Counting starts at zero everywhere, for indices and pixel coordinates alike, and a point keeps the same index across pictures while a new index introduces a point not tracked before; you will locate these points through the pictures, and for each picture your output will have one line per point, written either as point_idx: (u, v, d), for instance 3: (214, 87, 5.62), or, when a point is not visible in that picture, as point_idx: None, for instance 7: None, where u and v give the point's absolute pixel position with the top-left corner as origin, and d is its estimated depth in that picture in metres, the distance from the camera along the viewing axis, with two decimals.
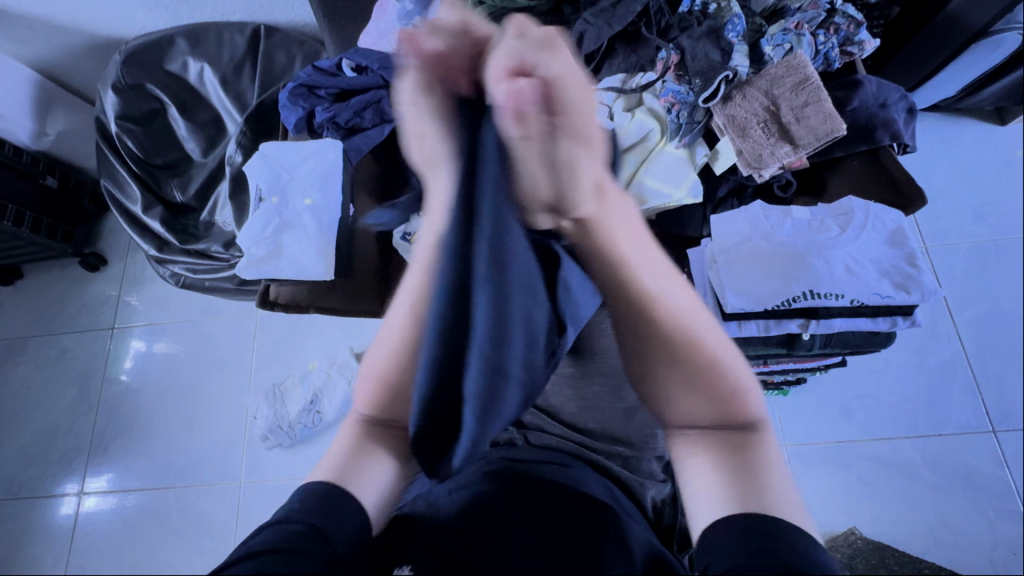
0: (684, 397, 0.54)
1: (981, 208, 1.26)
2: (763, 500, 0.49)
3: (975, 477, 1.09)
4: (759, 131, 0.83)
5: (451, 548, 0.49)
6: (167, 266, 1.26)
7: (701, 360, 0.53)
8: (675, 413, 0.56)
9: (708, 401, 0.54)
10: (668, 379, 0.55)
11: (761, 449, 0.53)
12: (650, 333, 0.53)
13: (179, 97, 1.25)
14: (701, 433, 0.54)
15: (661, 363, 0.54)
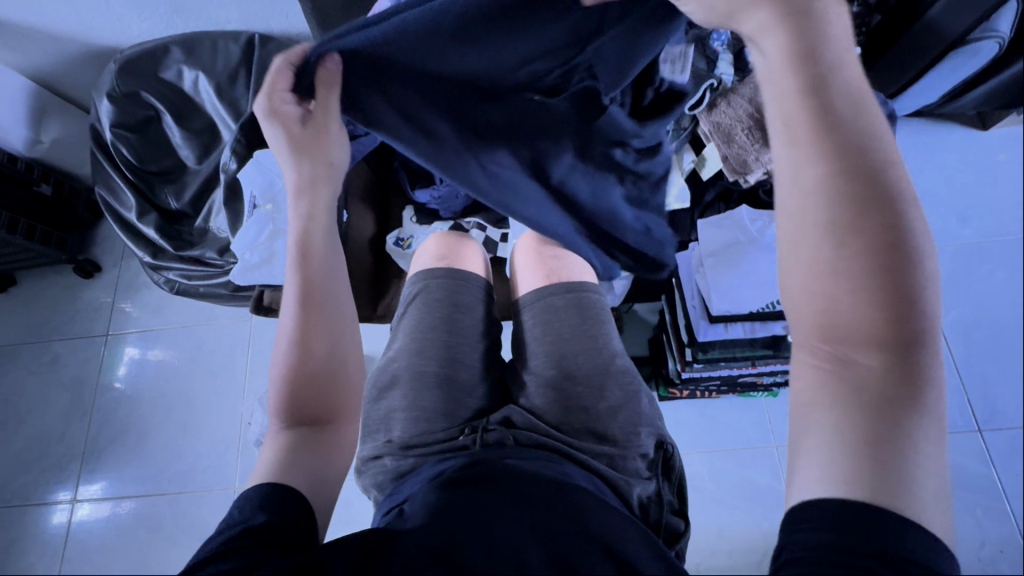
0: (828, 265, 0.38)
1: (964, 211, 1.29)
2: (897, 453, 0.34)
3: (963, 476, 1.11)
4: (744, 137, 0.84)
5: (437, 532, 0.50)
6: (161, 272, 1.26)
7: (878, 230, 0.37)
8: (806, 290, 0.39)
9: (858, 290, 0.37)
10: (813, 240, 0.39)
11: (904, 416, 0.35)
12: (817, 164, 0.39)
13: (174, 105, 1.26)
14: (836, 348, 0.38)
15: (794, 212, 0.40)
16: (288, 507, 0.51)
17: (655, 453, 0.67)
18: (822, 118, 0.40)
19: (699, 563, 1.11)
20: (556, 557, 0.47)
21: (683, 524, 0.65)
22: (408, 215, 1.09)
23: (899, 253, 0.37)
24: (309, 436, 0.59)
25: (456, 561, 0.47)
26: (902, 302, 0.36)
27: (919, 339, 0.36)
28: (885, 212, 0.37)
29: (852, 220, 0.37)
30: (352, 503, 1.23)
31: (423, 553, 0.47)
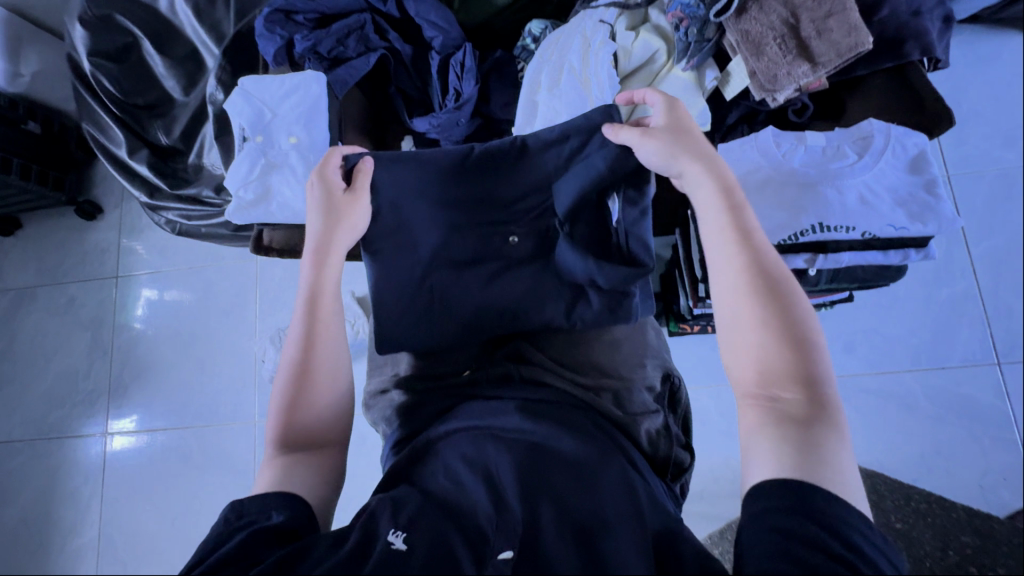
0: (752, 322, 0.52)
1: (1012, 131, 1.18)
2: (815, 460, 0.45)
3: (974, 408, 1.10)
4: (776, 49, 0.74)
5: (449, 488, 0.53)
6: (160, 213, 1.25)
7: (770, 291, 0.53)
8: (737, 341, 0.53)
9: (770, 324, 0.51)
10: (745, 306, 0.53)
11: (813, 419, 0.47)
12: (729, 264, 0.55)
13: (152, 29, 1.17)
14: (771, 385, 0.50)
15: (726, 280, 0.55)
16: (302, 524, 0.51)
17: (662, 386, 0.69)
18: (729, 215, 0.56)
19: (703, 489, 1.14)
20: (569, 520, 0.49)
21: (688, 458, 0.66)
22: (407, 146, 1.04)
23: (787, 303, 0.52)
24: (306, 455, 0.57)
25: (466, 524, 0.49)
26: (799, 340, 0.51)
27: (819, 379, 0.49)
28: (773, 275, 0.53)
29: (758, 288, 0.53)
30: (366, 437, 1.27)
31: (433, 512, 0.50)
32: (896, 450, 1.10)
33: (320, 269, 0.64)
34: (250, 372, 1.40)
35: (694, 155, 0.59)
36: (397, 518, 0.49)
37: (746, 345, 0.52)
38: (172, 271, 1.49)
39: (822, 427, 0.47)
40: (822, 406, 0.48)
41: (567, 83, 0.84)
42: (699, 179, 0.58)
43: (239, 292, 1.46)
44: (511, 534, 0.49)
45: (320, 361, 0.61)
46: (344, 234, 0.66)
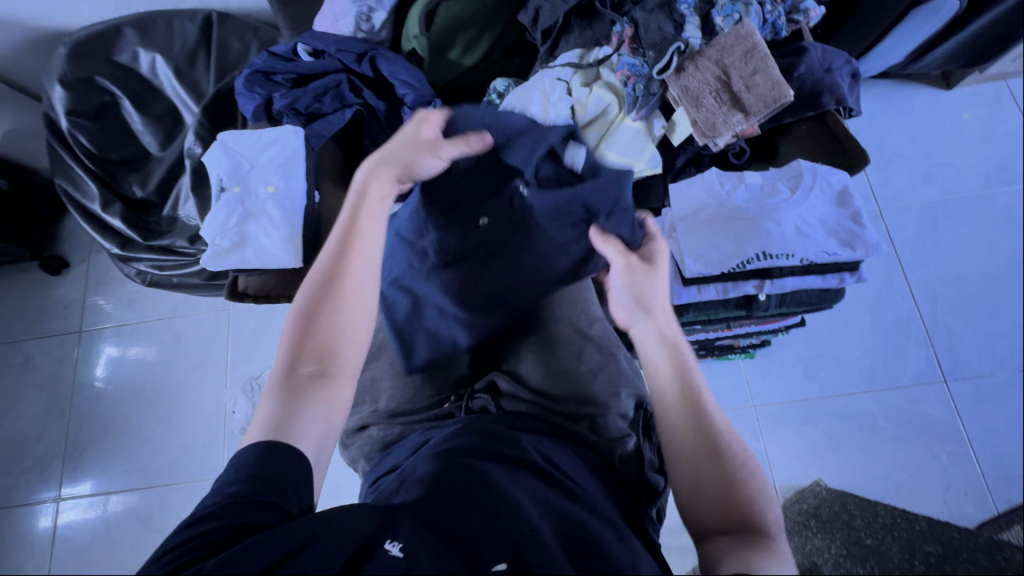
0: (704, 483, 0.52)
1: (929, 169, 1.32)
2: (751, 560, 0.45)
3: (930, 424, 1.16)
4: (712, 101, 0.84)
5: (436, 510, 0.51)
6: (131, 264, 1.23)
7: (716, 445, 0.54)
8: (687, 496, 0.53)
9: (716, 478, 0.52)
10: (700, 449, 0.53)
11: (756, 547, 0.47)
12: (682, 422, 0.55)
13: (132, 88, 1.22)
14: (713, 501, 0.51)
15: (671, 425, 0.56)
16: (246, 512, 0.46)
17: (635, 413, 0.69)
18: (677, 371, 0.58)
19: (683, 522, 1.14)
20: (559, 532, 0.50)
21: (663, 481, 0.64)
22: None
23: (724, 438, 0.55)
24: (308, 392, 0.56)
25: (458, 543, 0.48)
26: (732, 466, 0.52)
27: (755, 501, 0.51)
28: (722, 434, 0.55)
29: (708, 462, 0.53)
30: (340, 487, 1.22)
31: (424, 536, 0.48)
32: (862, 471, 1.14)
33: (358, 212, 0.65)
34: (220, 427, 1.41)
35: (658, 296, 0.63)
36: (395, 529, 0.49)
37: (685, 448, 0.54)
38: (140, 324, 1.47)
39: (770, 562, 0.45)
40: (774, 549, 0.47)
41: None
42: (663, 324, 0.61)
43: (213, 344, 1.47)
44: (501, 546, 0.48)
45: (350, 289, 0.61)
46: (381, 181, 0.66)
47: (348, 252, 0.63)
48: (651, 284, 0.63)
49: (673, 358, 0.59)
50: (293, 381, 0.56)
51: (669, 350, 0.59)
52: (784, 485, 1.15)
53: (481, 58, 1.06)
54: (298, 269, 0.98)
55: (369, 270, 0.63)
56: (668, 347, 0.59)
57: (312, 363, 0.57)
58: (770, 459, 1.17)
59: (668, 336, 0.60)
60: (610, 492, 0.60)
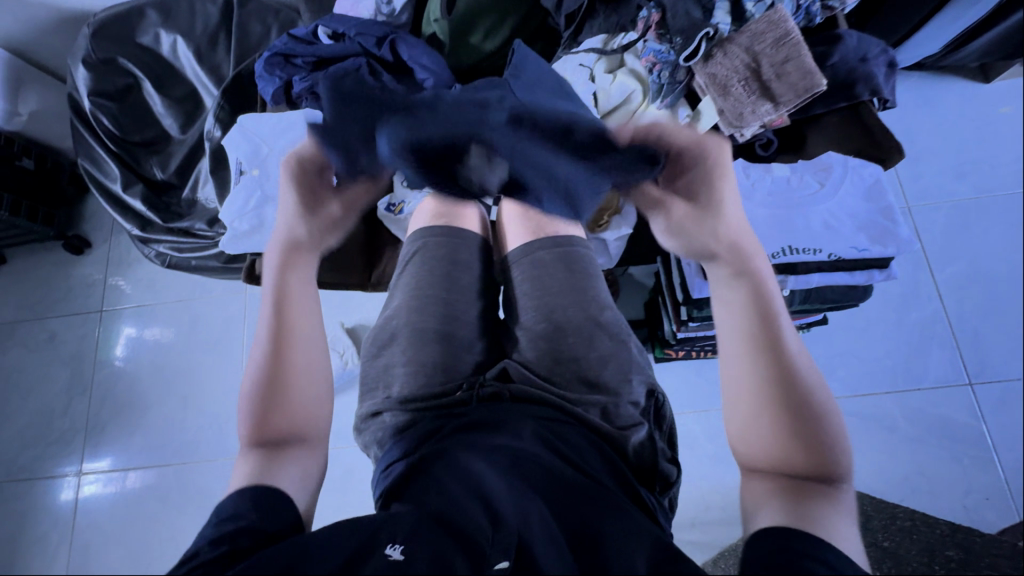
0: (776, 417, 0.51)
1: (963, 165, 1.27)
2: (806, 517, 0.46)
3: (952, 428, 1.13)
4: (740, 89, 0.82)
5: (446, 507, 0.53)
6: (151, 245, 1.25)
7: (795, 383, 0.52)
8: (753, 430, 0.52)
9: (792, 416, 0.50)
10: (768, 388, 0.52)
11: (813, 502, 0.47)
12: (758, 358, 0.53)
13: (153, 70, 1.22)
14: (775, 448, 0.50)
15: (743, 361, 0.54)
16: (235, 542, 0.50)
17: (646, 401, 0.69)
18: (753, 308, 0.56)
19: (694, 518, 1.13)
20: (563, 526, 0.51)
21: (676, 472, 0.65)
22: (399, 179, 1.08)
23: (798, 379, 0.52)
24: (282, 451, 0.61)
25: (464, 537, 0.49)
26: (804, 409, 0.51)
27: (824, 451, 0.49)
28: (795, 376, 0.52)
29: (783, 399, 0.51)
30: (352, 470, 1.24)
31: (433, 528, 0.50)
32: (880, 473, 1.12)
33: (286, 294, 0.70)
34: (236, 406, 1.40)
35: (726, 232, 0.61)
36: (394, 532, 0.49)
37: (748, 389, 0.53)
38: (159, 305, 1.49)
39: (829, 514, 0.46)
40: (832, 500, 0.47)
41: None
42: (730, 259, 0.60)
43: (229, 325, 1.47)
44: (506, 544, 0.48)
45: (298, 357, 0.66)
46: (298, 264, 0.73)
47: (287, 330, 0.67)
48: (713, 220, 0.62)
49: (740, 296, 0.58)
50: (265, 447, 0.60)
51: (735, 282, 0.58)
52: None
53: (502, 43, 1.04)
54: None
55: (314, 343, 0.69)
56: (735, 279, 0.58)
57: (279, 429, 0.62)
58: None
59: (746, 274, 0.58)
60: (617, 481, 0.59)
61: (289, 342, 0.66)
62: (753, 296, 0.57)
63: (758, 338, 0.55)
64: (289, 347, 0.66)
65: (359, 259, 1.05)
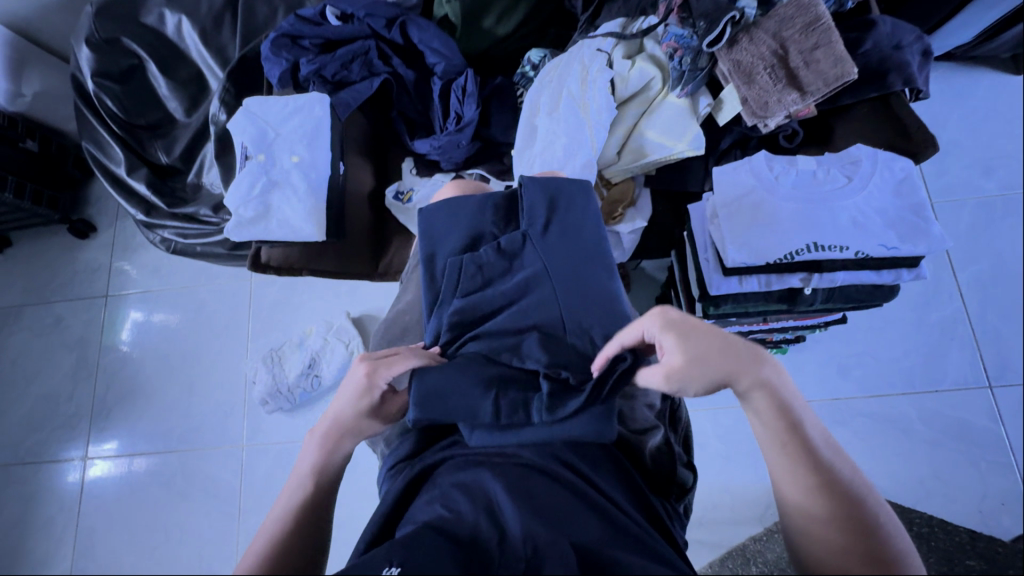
0: (845, 562, 0.43)
1: (991, 161, 1.23)
2: None
3: (970, 432, 1.10)
4: (766, 77, 0.78)
5: (447, 517, 0.50)
6: (156, 231, 1.24)
7: (858, 518, 0.44)
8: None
9: (864, 561, 0.42)
10: (828, 531, 0.44)
11: None
12: (811, 494, 0.45)
13: (157, 51, 1.19)
14: None
15: (798, 498, 0.46)
16: None
17: (661, 404, 0.68)
18: (790, 430, 0.48)
19: (702, 517, 1.11)
20: (575, 546, 0.46)
21: (692, 478, 0.63)
22: (407, 167, 1.06)
23: (853, 496, 0.45)
24: None
25: (466, 551, 0.46)
26: (872, 532, 0.44)
27: (902, 569, 0.42)
28: (850, 492, 0.45)
29: (855, 527, 0.44)
30: (357, 462, 1.23)
31: (432, 537, 0.46)
32: (893, 475, 1.10)
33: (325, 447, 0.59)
34: (240, 394, 1.37)
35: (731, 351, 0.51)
36: (391, 552, 0.45)
37: (813, 532, 0.45)
38: (163, 291, 1.48)
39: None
40: None
41: (566, 108, 0.87)
42: (748, 381, 0.50)
43: (232, 312, 1.44)
44: (511, 565, 0.44)
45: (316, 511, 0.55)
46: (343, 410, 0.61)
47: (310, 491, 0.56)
48: (706, 346, 0.51)
49: (766, 413, 0.49)
50: None
51: (761, 401, 0.49)
52: None
53: (516, 26, 1.00)
54: (321, 243, 0.96)
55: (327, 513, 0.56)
56: (760, 401, 0.50)
57: None
58: None
59: (773, 382, 0.50)
60: (630, 491, 0.56)
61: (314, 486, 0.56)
62: (783, 413, 0.49)
63: (793, 452, 0.47)
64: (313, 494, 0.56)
65: (367, 249, 1.03)
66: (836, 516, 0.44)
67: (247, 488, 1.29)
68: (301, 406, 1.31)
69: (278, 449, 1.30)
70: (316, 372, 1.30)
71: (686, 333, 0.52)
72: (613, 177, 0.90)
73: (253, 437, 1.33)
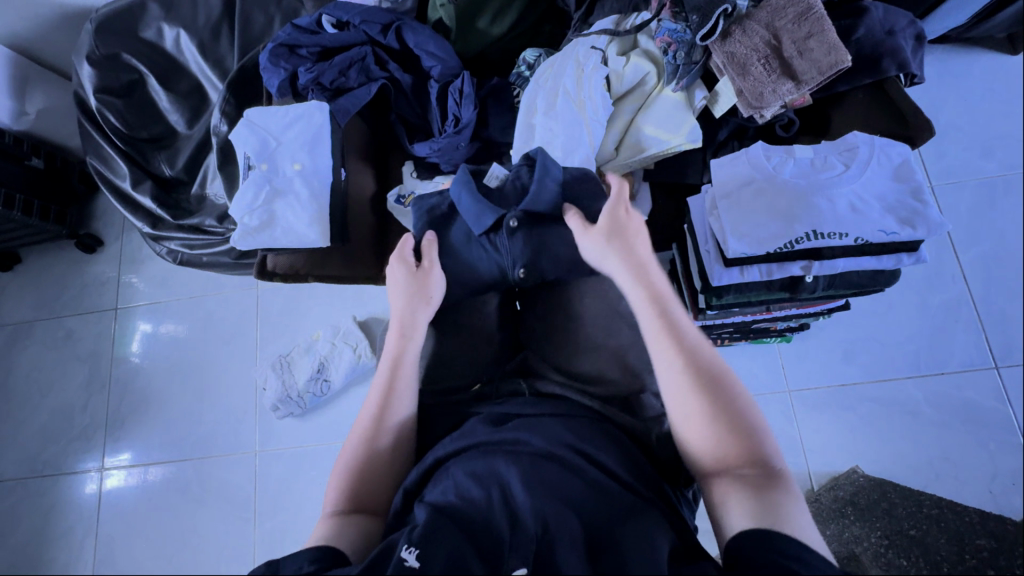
0: (697, 419, 0.54)
1: (989, 143, 1.23)
2: (774, 513, 0.47)
3: (978, 413, 1.11)
4: (760, 68, 0.78)
5: (460, 504, 0.50)
6: (162, 243, 1.26)
7: (717, 388, 0.55)
8: (685, 428, 0.55)
9: (721, 419, 0.53)
10: (684, 392, 0.55)
11: (774, 497, 0.48)
12: (679, 373, 0.56)
13: (157, 65, 1.20)
14: (715, 448, 0.53)
15: (671, 380, 0.57)
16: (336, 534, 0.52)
17: None
18: (665, 323, 0.60)
19: None
20: (583, 525, 0.49)
21: None
22: (407, 170, 1.07)
23: (714, 375, 0.56)
24: (356, 515, 0.56)
25: (481, 537, 0.48)
26: (727, 401, 0.54)
27: (755, 443, 0.52)
28: (712, 375, 0.56)
29: (708, 392, 0.54)
30: None
31: (446, 527, 0.47)
32: (902, 459, 1.10)
33: (404, 343, 0.67)
34: (250, 401, 1.38)
35: (626, 258, 0.65)
36: (410, 534, 0.47)
37: (670, 395, 0.57)
38: (170, 301, 1.48)
39: (787, 502, 0.48)
40: (786, 489, 0.49)
41: (562, 106, 0.88)
42: (630, 284, 0.63)
43: (239, 320, 1.45)
44: (525, 547, 0.46)
45: (397, 403, 0.63)
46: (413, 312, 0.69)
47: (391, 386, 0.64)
48: (621, 254, 0.65)
49: (649, 307, 0.61)
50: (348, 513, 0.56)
51: (649, 296, 0.62)
52: (818, 471, 1.12)
53: (509, 27, 1.01)
54: (326, 248, 0.97)
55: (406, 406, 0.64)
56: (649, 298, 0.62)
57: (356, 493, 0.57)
58: (805, 446, 1.14)
59: (651, 288, 0.62)
60: (641, 473, 0.57)
61: (394, 379, 0.64)
62: (663, 309, 0.61)
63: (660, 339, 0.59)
64: (389, 392, 0.63)
65: (372, 253, 1.04)
66: (695, 389, 0.55)
67: (261, 494, 1.30)
68: (311, 410, 1.33)
69: (290, 454, 1.32)
70: (325, 376, 1.31)
71: (612, 231, 0.67)
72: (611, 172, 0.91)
73: (265, 443, 1.34)
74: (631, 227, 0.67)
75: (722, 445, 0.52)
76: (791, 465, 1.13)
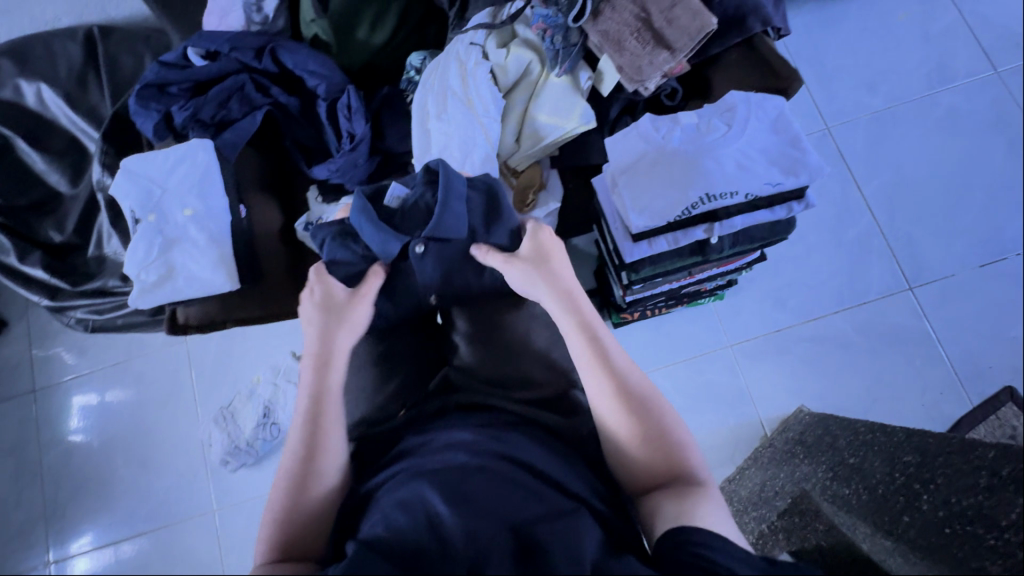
0: (626, 434, 0.57)
1: (872, 79, 1.29)
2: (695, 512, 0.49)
3: (901, 334, 1.17)
4: (634, 42, 0.79)
5: (388, 535, 0.48)
6: (68, 313, 1.17)
7: (643, 407, 0.57)
8: (616, 442, 0.58)
9: (646, 436, 0.56)
10: (612, 410, 0.58)
11: (695, 499, 0.51)
12: (610, 395, 0.58)
13: (22, 125, 1.11)
14: (643, 463, 0.56)
15: (603, 403, 0.59)
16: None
17: None
18: (593, 346, 0.62)
19: None
20: (514, 529, 0.48)
21: None
22: (313, 195, 1.04)
23: (639, 394, 0.58)
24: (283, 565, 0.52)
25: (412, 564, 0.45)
26: (650, 417, 0.57)
27: (677, 453, 0.55)
28: (637, 393, 0.58)
29: (633, 408, 0.57)
30: None
31: (372, 557, 0.45)
32: (841, 390, 1.16)
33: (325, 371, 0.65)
34: (199, 460, 1.31)
35: (552, 286, 0.66)
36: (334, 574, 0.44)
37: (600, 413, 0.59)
38: (94, 372, 1.38)
39: (710, 504, 0.50)
40: (710, 493, 0.52)
41: (453, 107, 0.86)
42: (556, 310, 0.65)
43: (172, 378, 1.37)
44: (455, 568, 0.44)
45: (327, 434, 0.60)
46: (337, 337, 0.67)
47: (318, 415, 0.61)
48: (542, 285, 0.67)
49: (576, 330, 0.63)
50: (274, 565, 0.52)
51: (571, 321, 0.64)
52: (768, 417, 1.17)
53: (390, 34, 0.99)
54: (238, 291, 0.92)
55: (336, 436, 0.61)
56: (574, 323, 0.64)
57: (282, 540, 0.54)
58: (751, 394, 1.18)
59: (576, 313, 0.64)
60: (570, 468, 0.58)
61: (321, 409, 0.62)
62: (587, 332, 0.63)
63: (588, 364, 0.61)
64: (315, 422, 0.61)
65: (292, 287, 0.99)
66: (624, 406, 0.57)
67: (228, 553, 1.24)
68: (266, 456, 1.27)
69: (252, 504, 1.27)
70: (273, 419, 1.26)
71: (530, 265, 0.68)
72: (517, 165, 0.91)
73: (223, 499, 1.28)
74: (551, 253, 0.69)
75: (649, 457, 0.55)
76: (743, 416, 1.18)
